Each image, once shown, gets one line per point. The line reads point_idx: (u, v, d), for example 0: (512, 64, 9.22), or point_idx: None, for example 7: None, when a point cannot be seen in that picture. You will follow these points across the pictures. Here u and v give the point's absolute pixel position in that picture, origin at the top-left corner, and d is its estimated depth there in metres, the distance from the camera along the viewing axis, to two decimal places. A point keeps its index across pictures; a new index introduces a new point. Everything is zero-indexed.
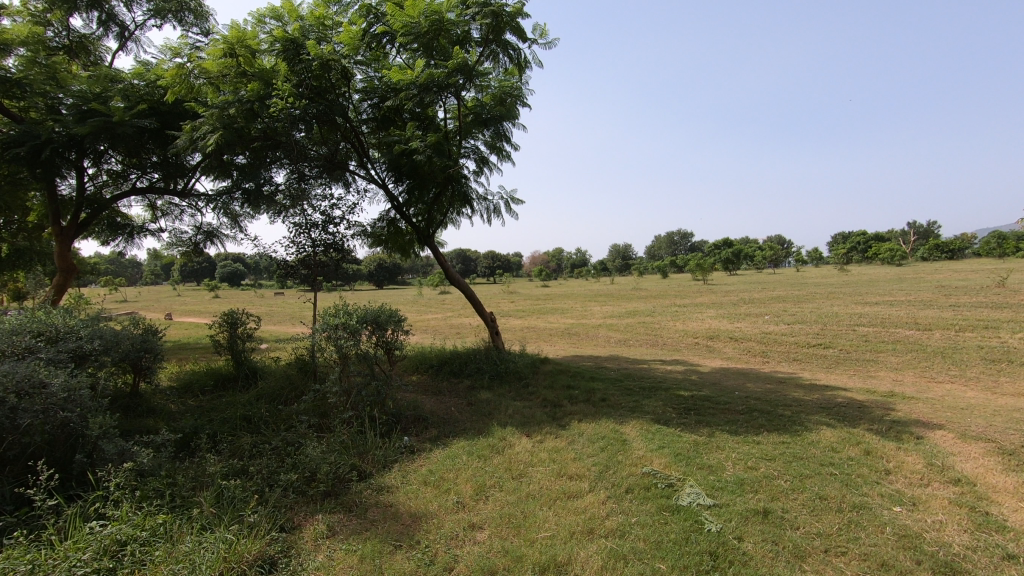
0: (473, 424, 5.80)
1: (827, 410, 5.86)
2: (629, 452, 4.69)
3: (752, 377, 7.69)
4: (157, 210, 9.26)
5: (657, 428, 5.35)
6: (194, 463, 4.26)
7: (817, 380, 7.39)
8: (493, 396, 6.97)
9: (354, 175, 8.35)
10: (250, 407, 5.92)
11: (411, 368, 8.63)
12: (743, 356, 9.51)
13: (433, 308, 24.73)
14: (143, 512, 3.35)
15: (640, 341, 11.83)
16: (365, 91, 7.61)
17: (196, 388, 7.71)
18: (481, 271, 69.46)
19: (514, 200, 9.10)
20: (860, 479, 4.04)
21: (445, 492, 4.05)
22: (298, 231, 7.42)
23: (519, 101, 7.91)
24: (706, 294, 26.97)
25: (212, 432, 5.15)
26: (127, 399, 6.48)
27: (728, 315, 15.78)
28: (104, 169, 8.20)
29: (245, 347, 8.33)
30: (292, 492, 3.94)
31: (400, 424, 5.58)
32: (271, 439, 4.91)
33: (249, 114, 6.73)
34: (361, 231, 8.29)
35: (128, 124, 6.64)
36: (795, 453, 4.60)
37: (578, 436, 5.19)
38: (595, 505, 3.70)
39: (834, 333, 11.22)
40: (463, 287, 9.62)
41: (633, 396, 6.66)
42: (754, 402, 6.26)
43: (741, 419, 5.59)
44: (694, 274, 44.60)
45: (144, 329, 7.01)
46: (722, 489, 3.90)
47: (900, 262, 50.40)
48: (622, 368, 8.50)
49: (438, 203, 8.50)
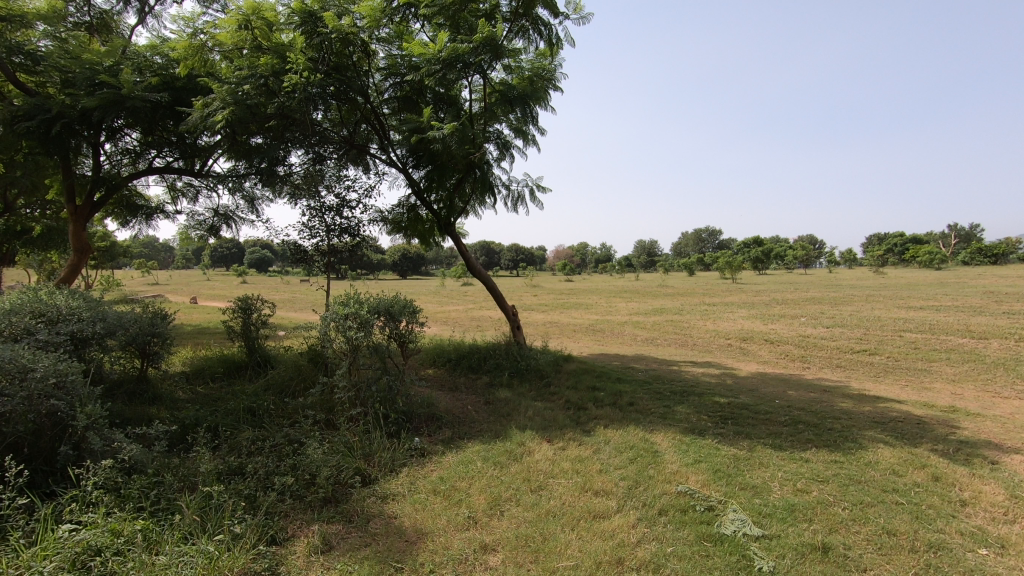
0: (490, 426, 5.38)
1: (882, 426, 5.28)
2: (661, 467, 4.21)
3: (793, 385, 7.11)
4: (174, 191, 9.06)
5: (691, 439, 4.85)
6: (188, 462, 3.95)
7: (866, 390, 6.77)
8: (512, 395, 6.56)
9: (374, 158, 7.97)
10: (255, 398, 5.61)
11: (427, 361, 8.27)
12: (781, 360, 8.91)
13: (455, 299, 24.44)
14: (120, 517, 3.03)
15: (669, 340, 11.28)
16: (388, 69, 7.33)
17: (207, 375, 7.47)
18: (504, 263, 69.08)
19: (540, 188, 8.63)
20: (932, 511, 3.50)
21: (456, 505, 3.64)
22: (312, 214, 7.10)
23: (549, 84, 7.55)
24: (735, 292, 26.13)
25: (212, 425, 4.84)
26: (132, 384, 6.26)
27: (761, 316, 15.07)
28: (121, 147, 7.98)
29: (258, 334, 8.08)
30: (289, 497, 3.59)
31: (412, 424, 5.20)
32: (273, 436, 4.58)
33: (264, 89, 6.40)
34: (378, 216, 7.92)
35: (140, 99, 6.35)
36: (851, 475, 4.07)
37: (604, 445, 4.73)
38: (624, 529, 3.25)
39: (879, 339, 10.49)
40: (485, 278, 9.18)
41: (664, 401, 6.17)
42: (798, 413, 5.70)
43: (785, 433, 5.06)
44: (722, 271, 43.61)
45: (154, 313, 6.80)
46: (771, 517, 3.40)
47: (940, 265, 48.36)
48: (651, 370, 7.99)
49: (459, 189, 8.05)
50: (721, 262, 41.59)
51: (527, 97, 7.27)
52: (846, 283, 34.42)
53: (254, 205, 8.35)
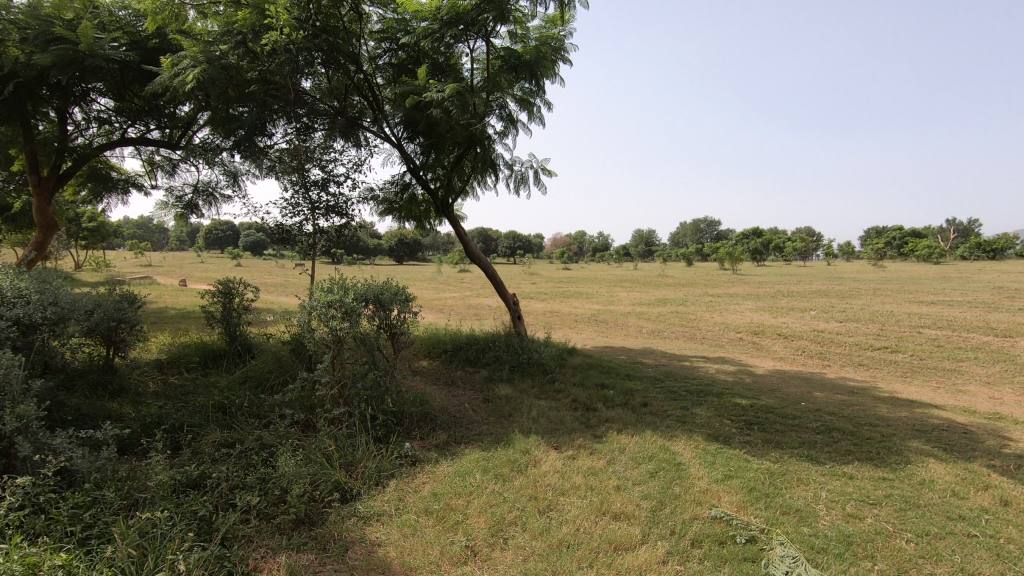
0: (490, 429, 4.83)
1: (926, 436, 4.74)
2: (687, 483, 3.66)
3: (816, 385, 6.58)
4: (151, 164, 8.39)
5: (717, 449, 4.31)
6: (140, 473, 3.39)
7: (898, 392, 6.25)
8: (513, 392, 6.01)
9: (366, 132, 7.30)
10: (228, 393, 5.04)
11: (421, 352, 7.70)
12: (798, 357, 8.39)
13: (451, 286, 23.90)
14: (37, 550, 2.45)
15: (676, 333, 10.74)
16: (382, 32, 6.71)
17: (181, 364, 6.87)
18: (502, 250, 68.51)
19: (545, 169, 8.00)
20: (1013, 547, 2.96)
21: (451, 529, 3.09)
22: (295, 191, 6.46)
23: (559, 54, 6.85)
24: (738, 284, 25.52)
25: (175, 424, 4.28)
26: (95, 375, 5.77)
27: (769, 309, 14.54)
28: (91, 114, 7.30)
29: (240, 320, 7.49)
30: (253, 518, 3.04)
31: (402, 426, 4.64)
32: (243, 440, 4.03)
33: (243, 50, 5.78)
34: (369, 195, 7.28)
35: (105, 57, 5.66)
36: (906, 497, 3.53)
37: (618, 454, 4.19)
38: (652, 567, 2.70)
39: (898, 335, 9.98)
40: (483, 264, 8.53)
41: (680, 402, 5.63)
42: (829, 418, 5.17)
43: (819, 442, 4.53)
44: (723, 263, 43.06)
45: (123, 295, 6.29)
46: (826, 553, 2.86)
47: (939, 260, 48.03)
48: (662, 365, 7.45)
49: (458, 167, 7.40)
50: (722, 253, 41.03)
51: (532, 64, 6.60)
52: (848, 276, 33.87)
53: (236, 180, 7.69)
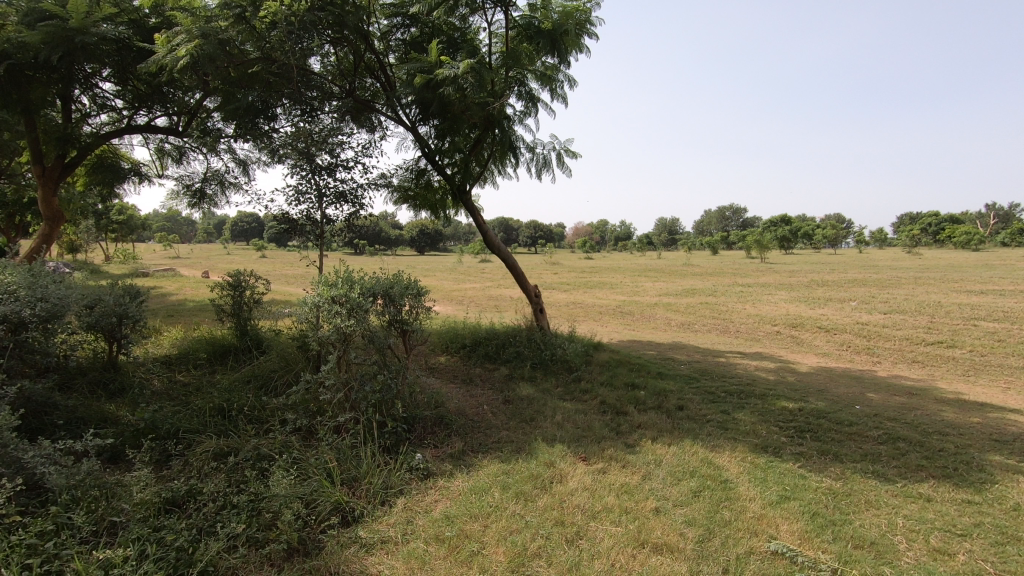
0: (511, 436, 4.39)
1: (1008, 447, 4.16)
2: (737, 507, 3.18)
3: (869, 386, 5.98)
4: (160, 152, 8.12)
5: (767, 463, 3.81)
6: (121, 490, 3.04)
7: (963, 394, 5.62)
8: (535, 392, 5.57)
9: (379, 116, 6.87)
10: (230, 395, 4.69)
11: (438, 347, 7.30)
12: (843, 352, 7.76)
13: (472, 276, 23.40)
14: None
15: (708, 326, 10.13)
16: (394, 5, 6.23)
17: (189, 360, 6.58)
18: (523, 240, 67.85)
19: (569, 152, 7.49)
20: None
21: (465, 563, 2.66)
22: (301, 178, 6.06)
23: (586, 28, 6.27)
24: (768, 273, 24.58)
25: (169, 431, 3.94)
26: (96, 373, 5.49)
27: (805, 299, 13.78)
28: (95, 102, 7.03)
29: (250, 314, 7.18)
30: (240, 547, 2.66)
31: (414, 433, 4.23)
32: (240, 450, 3.66)
33: (243, 26, 5.39)
34: (382, 182, 6.86)
35: (99, 36, 5.33)
36: (1002, 528, 3.00)
37: (654, 468, 3.72)
38: None
39: (952, 328, 9.21)
40: (503, 253, 8.03)
41: (719, 405, 5.11)
42: (891, 425, 4.61)
43: (884, 455, 3.99)
44: (750, 252, 41.75)
45: (126, 289, 6.01)
46: None
47: (980, 247, 45.85)
48: (696, 362, 6.92)
49: (476, 151, 6.92)
50: (749, 242, 39.89)
51: (554, 33, 6.03)
52: (883, 263, 32.45)
53: (244, 168, 7.35)
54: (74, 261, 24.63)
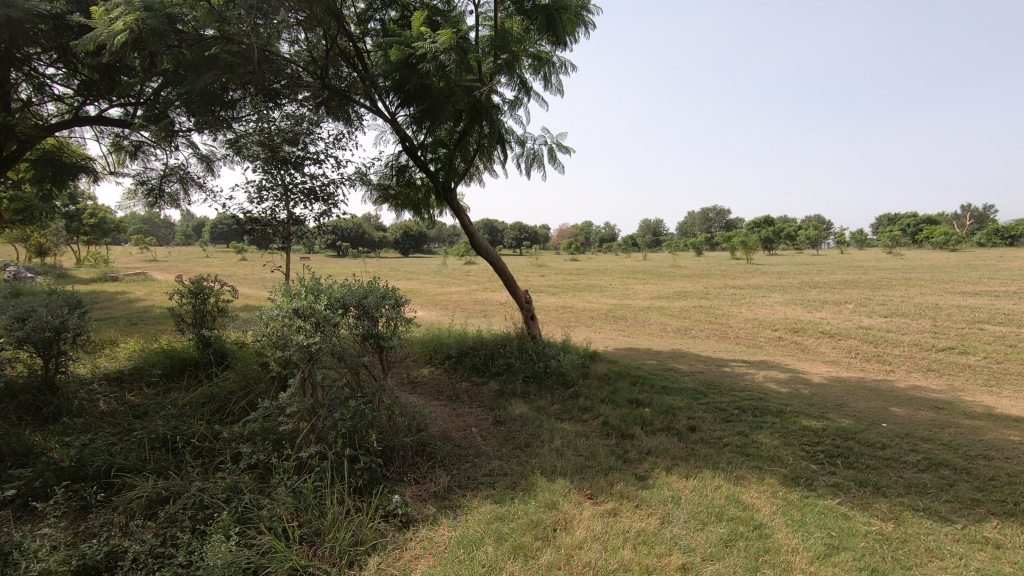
0: (504, 467, 3.81)
1: None
2: (779, 562, 2.64)
3: (890, 399, 5.50)
4: (115, 145, 7.41)
5: (802, 500, 3.28)
6: (17, 558, 2.41)
7: (993, 408, 5.17)
8: (529, 411, 5.01)
9: (356, 107, 6.28)
10: (180, 421, 4.05)
11: (421, 359, 6.69)
12: (852, 360, 7.31)
13: (458, 280, 22.78)
14: None
15: (706, 332, 9.65)
16: None
17: (144, 375, 5.89)
18: (509, 242, 67.34)
19: (563, 148, 6.96)
20: None
21: None
22: (266, 173, 5.43)
23: (584, 13, 5.74)
24: (757, 275, 24.28)
25: (99, 473, 3.30)
26: (28, 396, 4.79)
27: (801, 302, 13.39)
28: (37, 90, 6.32)
29: (214, 323, 6.51)
30: None
31: (392, 467, 3.64)
32: (180, 495, 3.05)
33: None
34: (358, 179, 6.25)
35: (28, 12, 4.66)
36: None
37: (674, 509, 3.17)
38: None
39: (959, 333, 8.83)
40: (492, 256, 7.41)
41: (735, 425, 4.59)
42: (929, 447, 4.12)
43: (932, 486, 3.49)
44: (734, 252, 41.83)
45: (66, 299, 5.31)
46: None
47: (959, 247, 46.33)
48: (700, 373, 6.40)
49: (461, 144, 6.36)
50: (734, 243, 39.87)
51: (549, 10, 5.42)
52: (869, 264, 32.40)
53: (205, 164, 6.68)
54: (40, 265, 23.51)
